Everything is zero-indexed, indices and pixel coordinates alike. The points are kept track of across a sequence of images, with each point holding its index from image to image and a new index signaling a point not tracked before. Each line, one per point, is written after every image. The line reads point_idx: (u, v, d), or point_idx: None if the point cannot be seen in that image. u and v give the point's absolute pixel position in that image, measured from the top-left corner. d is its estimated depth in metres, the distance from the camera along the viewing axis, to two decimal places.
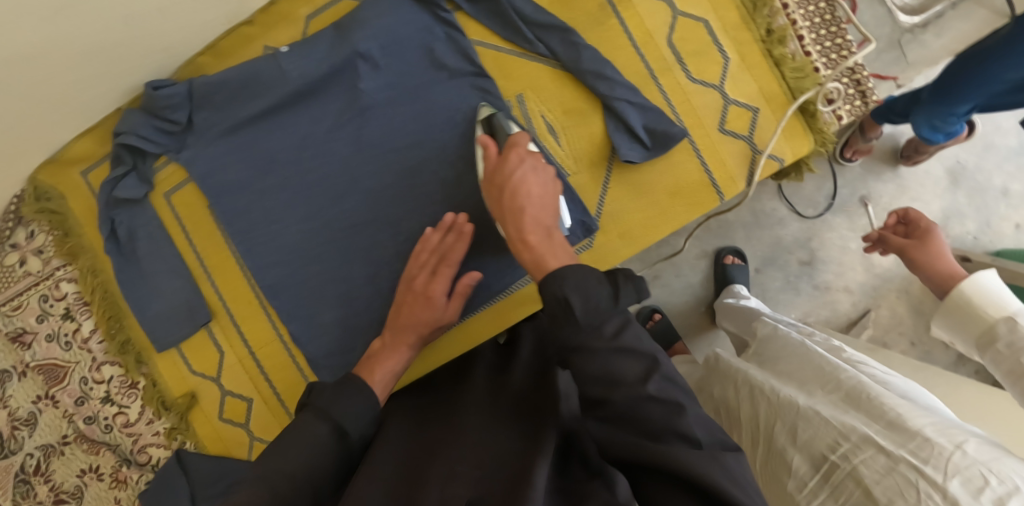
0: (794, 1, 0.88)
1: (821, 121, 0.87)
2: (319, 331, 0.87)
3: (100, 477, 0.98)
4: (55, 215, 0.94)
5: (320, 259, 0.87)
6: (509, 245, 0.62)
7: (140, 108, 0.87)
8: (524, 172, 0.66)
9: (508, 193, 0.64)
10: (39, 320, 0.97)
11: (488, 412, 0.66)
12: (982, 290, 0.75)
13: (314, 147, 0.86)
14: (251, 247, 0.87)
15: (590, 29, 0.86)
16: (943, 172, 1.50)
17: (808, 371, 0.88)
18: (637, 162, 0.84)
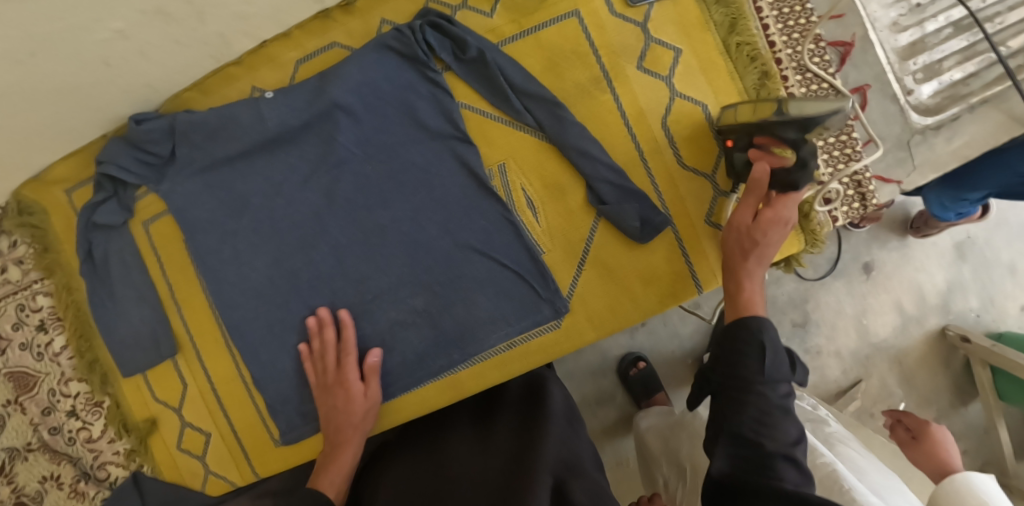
0: (801, 92, 0.84)
1: (815, 221, 0.82)
2: (277, 376, 0.88)
3: (60, 486, 1.00)
4: (37, 230, 0.94)
5: (285, 303, 0.87)
6: (729, 255, 0.76)
7: (122, 137, 0.87)
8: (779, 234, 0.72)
9: (759, 253, 0.73)
10: (14, 328, 0.98)
11: (482, 458, 0.68)
12: (970, 485, 0.70)
13: (288, 194, 0.86)
14: (218, 286, 0.87)
15: (579, 102, 0.84)
16: (951, 246, 1.43)
17: None
18: (638, 239, 0.81)
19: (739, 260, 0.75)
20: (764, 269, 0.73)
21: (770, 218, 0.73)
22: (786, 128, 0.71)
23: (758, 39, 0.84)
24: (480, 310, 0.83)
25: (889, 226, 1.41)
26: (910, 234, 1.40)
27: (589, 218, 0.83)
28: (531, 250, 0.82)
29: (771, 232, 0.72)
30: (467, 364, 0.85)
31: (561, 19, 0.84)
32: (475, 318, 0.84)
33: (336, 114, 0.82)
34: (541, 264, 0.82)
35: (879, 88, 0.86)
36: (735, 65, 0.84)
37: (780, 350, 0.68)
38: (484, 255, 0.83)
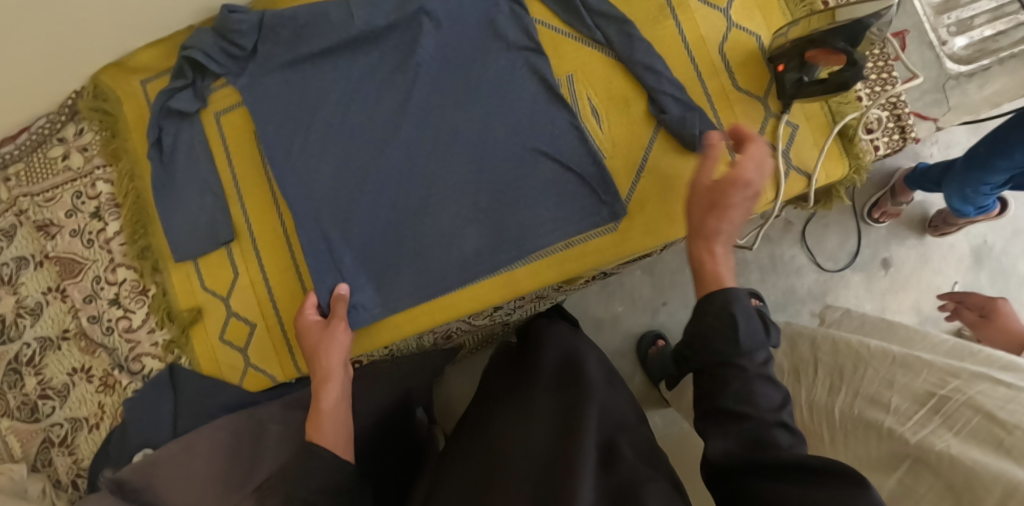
0: None
1: (859, 147, 0.87)
2: (331, 266, 0.88)
3: (89, 379, 0.99)
4: (107, 116, 0.97)
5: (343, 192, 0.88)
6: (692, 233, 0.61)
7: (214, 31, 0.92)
8: (745, 195, 0.59)
9: (719, 214, 0.59)
10: (67, 215, 1.00)
11: (530, 401, 0.74)
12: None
13: (364, 92, 0.90)
14: (283, 174, 0.90)
15: (647, 27, 0.90)
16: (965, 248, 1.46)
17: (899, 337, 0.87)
18: (699, 152, 0.86)
19: (699, 220, 0.61)
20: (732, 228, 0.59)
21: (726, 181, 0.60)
22: (835, 35, 0.74)
23: None
24: (537, 209, 0.86)
25: (906, 224, 1.47)
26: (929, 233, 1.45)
27: (648, 131, 0.88)
28: (593, 151, 0.86)
29: (729, 193, 0.59)
30: (524, 260, 0.87)
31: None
32: (533, 218, 0.87)
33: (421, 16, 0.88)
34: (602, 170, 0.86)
35: (917, 35, 0.92)
36: (788, 3, 0.90)
37: (753, 312, 0.52)
38: (547, 157, 0.87)
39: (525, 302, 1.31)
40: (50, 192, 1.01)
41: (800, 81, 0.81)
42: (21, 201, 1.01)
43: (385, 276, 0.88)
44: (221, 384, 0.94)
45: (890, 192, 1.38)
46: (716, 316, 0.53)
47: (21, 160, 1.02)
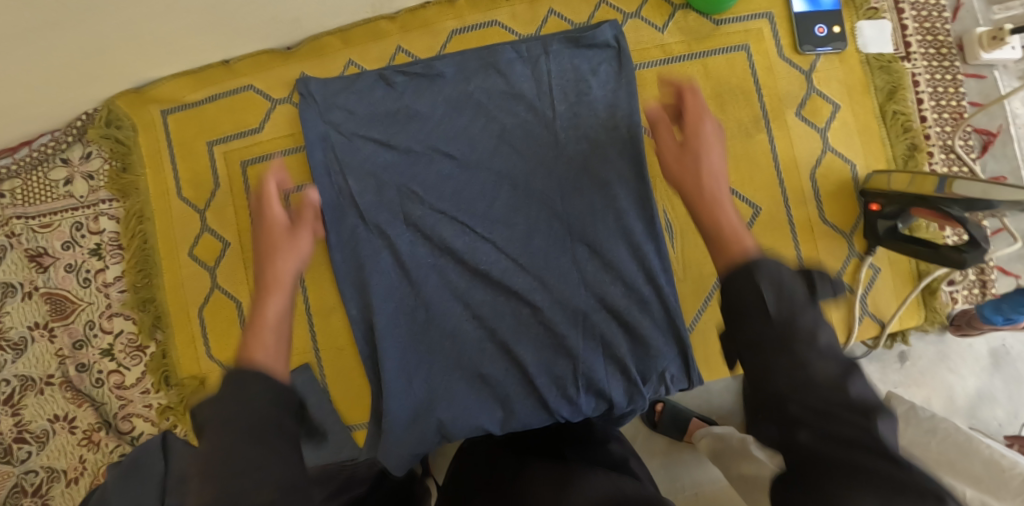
0: (940, 161, 0.81)
1: (939, 300, 0.81)
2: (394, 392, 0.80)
3: (73, 429, 0.91)
4: (119, 146, 0.87)
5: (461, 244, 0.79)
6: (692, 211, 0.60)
7: (419, 290, 0.80)
8: (710, 134, 0.62)
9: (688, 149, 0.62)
10: (64, 247, 0.90)
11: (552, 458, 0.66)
12: None
13: (412, 175, 0.81)
14: (331, 246, 0.81)
15: (735, 136, 0.80)
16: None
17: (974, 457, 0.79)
18: None
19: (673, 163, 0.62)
20: (721, 172, 0.61)
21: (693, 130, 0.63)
22: (953, 205, 0.66)
23: (915, 112, 0.81)
24: (573, 334, 0.78)
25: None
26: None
27: None
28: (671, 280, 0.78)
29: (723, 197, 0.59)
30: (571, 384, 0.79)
31: (751, 18, 0.81)
32: (565, 344, 0.78)
33: (497, 77, 0.82)
34: (645, 293, 0.79)
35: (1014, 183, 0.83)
36: (888, 132, 0.80)
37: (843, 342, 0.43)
38: (594, 258, 0.79)
39: None
40: (47, 218, 0.91)
41: (893, 230, 0.76)
42: (14, 223, 0.91)
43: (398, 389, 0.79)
44: None
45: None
46: None
47: (17, 178, 0.91)
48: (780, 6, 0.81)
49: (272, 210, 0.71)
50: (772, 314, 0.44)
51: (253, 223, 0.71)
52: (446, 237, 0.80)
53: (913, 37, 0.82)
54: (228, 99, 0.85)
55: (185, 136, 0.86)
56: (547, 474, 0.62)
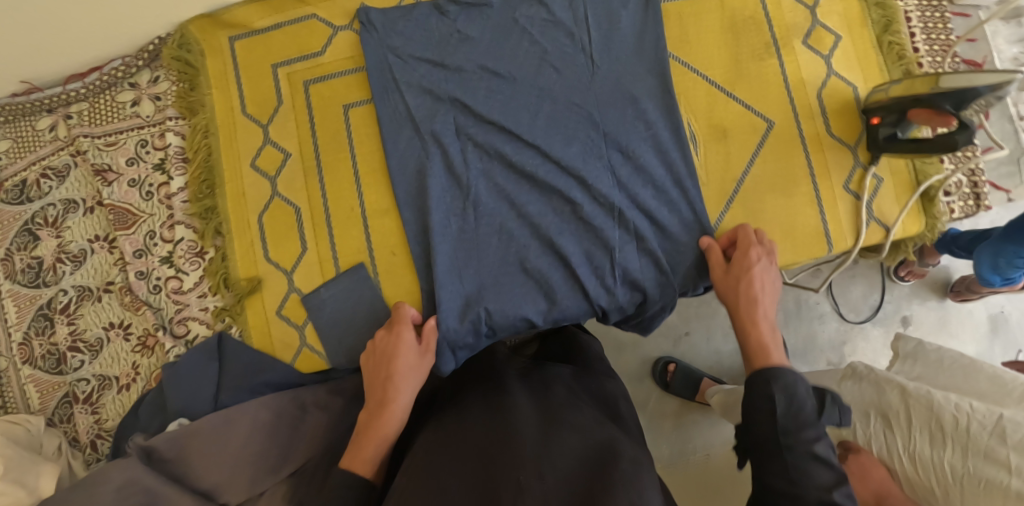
0: None
1: (938, 208, 0.89)
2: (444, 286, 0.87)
3: (127, 336, 0.95)
4: (188, 67, 0.95)
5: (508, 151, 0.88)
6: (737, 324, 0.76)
7: (469, 191, 0.88)
8: (761, 269, 0.78)
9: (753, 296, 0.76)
10: (128, 163, 0.96)
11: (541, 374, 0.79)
12: None
13: (463, 90, 0.89)
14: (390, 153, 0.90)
15: (750, 61, 0.90)
16: (986, 317, 1.33)
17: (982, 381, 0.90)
18: None
19: (731, 283, 0.79)
20: (769, 318, 0.74)
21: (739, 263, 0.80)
22: (944, 100, 0.75)
23: (908, 41, 0.91)
24: (610, 227, 0.86)
25: (928, 286, 1.35)
26: (950, 297, 1.34)
27: (742, 163, 0.89)
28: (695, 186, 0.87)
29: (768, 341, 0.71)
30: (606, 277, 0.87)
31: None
32: (602, 239, 0.87)
33: (538, 7, 0.92)
34: (673, 196, 0.88)
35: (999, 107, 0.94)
36: (885, 59, 0.91)
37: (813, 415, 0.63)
38: (627, 164, 0.88)
39: None
40: (112, 136, 0.97)
41: (893, 137, 0.85)
42: (80, 142, 0.97)
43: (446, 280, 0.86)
44: (271, 360, 0.90)
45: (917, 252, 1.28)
46: None
47: (85, 100, 0.98)
48: None
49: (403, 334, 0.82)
50: (781, 419, 0.64)
51: (376, 335, 0.83)
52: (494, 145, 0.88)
53: None
54: (292, 25, 0.94)
55: (251, 59, 0.94)
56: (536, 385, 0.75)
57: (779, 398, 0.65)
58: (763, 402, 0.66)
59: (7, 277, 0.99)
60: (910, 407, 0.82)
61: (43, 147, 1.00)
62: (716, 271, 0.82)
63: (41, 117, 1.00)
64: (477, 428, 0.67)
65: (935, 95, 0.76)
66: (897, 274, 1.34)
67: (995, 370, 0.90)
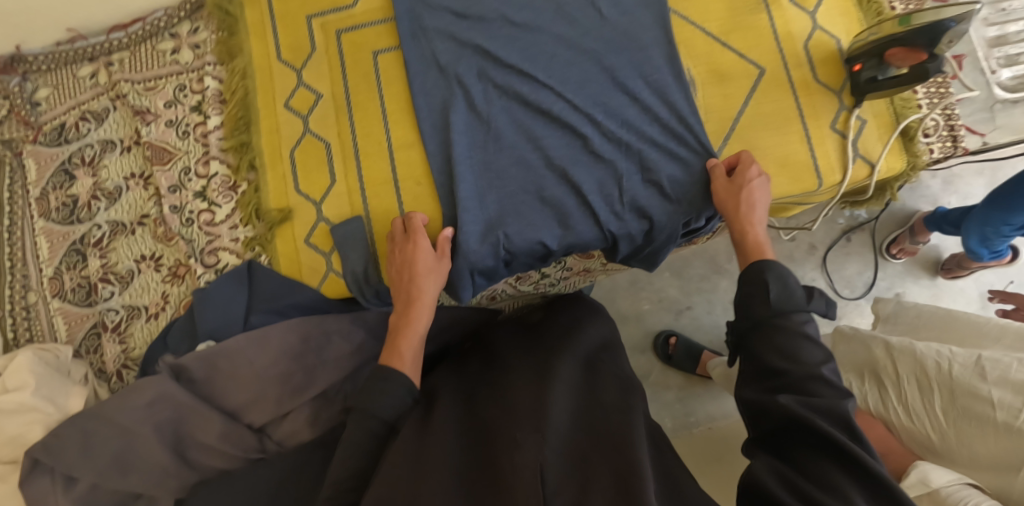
0: None
1: (917, 147, 0.98)
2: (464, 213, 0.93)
3: (158, 268, 0.99)
4: (228, 17, 1.02)
5: (527, 90, 0.95)
6: (733, 230, 0.83)
7: (492, 126, 0.95)
8: (757, 183, 0.86)
9: (748, 207, 0.84)
10: (166, 105, 1.02)
11: (540, 353, 0.87)
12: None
13: (486, 35, 0.96)
14: (418, 92, 0.97)
15: (745, 14, 1.00)
16: (977, 295, 1.41)
17: (960, 328, 0.99)
18: None
19: (729, 196, 0.86)
20: (763, 222, 0.83)
21: (740, 175, 0.87)
22: (918, 38, 0.85)
23: (885, 0, 1.02)
24: (622, 159, 0.93)
25: (920, 263, 1.44)
26: (940, 274, 1.42)
27: (740, 102, 0.97)
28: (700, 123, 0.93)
29: (760, 243, 0.79)
30: (618, 206, 0.93)
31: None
32: (614, 169, 0.93)
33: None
34: (679, 131, 0.94)
35: (971, 60, 1.03)
36: (865, 16, 1.01)
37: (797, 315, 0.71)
38: (635, 103, 0.95)
39: (572, 272, 1.29)
40: (152, 81, 1.03)
41: (874, 79, 0.93)
42: (121, 86, 1.03)
43: (469, 206, 0.92)
44: (299, 285, 0.95)
45: (908, 230, 1.37)
46: (827, 418, 0.62)
47: (127, 48, 1.05)
48: None
49: (421, 243, 0.88)
50: (777, 302, 0.72)
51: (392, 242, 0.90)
52: (514, 85, 0.95)
53: None
54: None
55: (288, 10, 1.02)
56: (532, 364, 0.83)
57: (772, 285, 0.73)
58: (760, 291, 0.74)
59: (42, 215, 1.03)
60: (898, 361, 0.91)
61: (83, 92, 1.06)
62: (716, 185, 0.88)
63: (83, 64, 1.06)
64: (483, 413, 0.76)
65: (908, 34, 0.86)
66: (889, 252, 1.43)
67: (970, 318, 0.99)
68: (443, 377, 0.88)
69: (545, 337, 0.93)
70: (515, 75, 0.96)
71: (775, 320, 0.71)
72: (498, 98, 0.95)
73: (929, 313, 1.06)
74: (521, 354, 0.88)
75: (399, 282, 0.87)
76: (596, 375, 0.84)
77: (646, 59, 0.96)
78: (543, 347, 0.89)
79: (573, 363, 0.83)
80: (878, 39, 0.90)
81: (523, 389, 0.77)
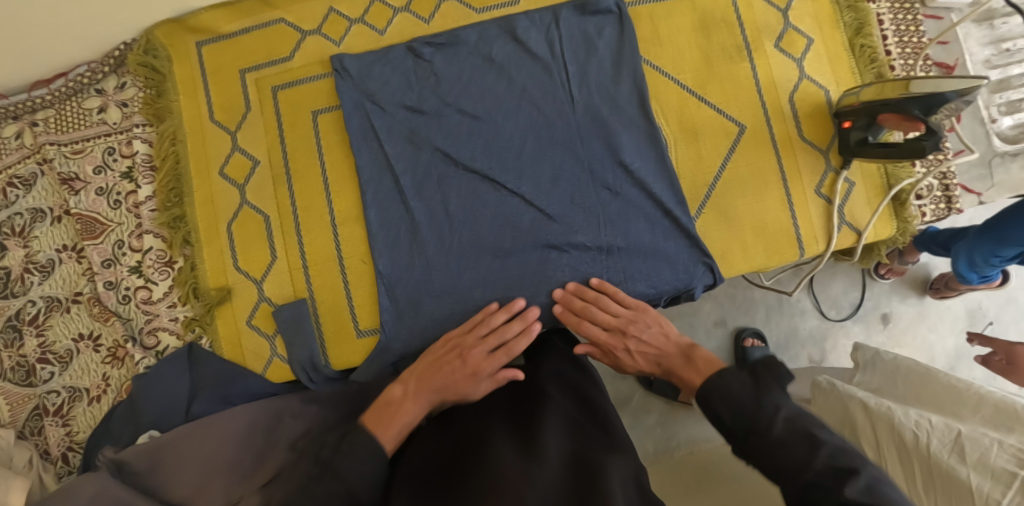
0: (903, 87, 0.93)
1: (909, 211, 0.90)
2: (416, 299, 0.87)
3: (97, 348, 0.94)
4: (155, 73, 0.93)
5: (484, 163, 0.88)
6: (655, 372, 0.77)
7: (449, 203, 0.88)
8: (606, 314, 0.82)
9: (619, 348, 0.80)
10: (95, 171, 0.95)
11: (519, 415, 0.70)
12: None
13: (440, 101, 0.89)
14: (363, 160, 0.88)
15: (722, 63, 0.90)
16: (964, 312, 1.20)
17: (937, 388, 0.82)
18: None
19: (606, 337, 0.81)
20: (648, 339, 0.79)
21: (583, 312, 0.83)
22: (913, 106, 0.75)
23: (880, 44, 0.92)
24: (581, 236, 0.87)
25: (908, 282, 1.21)
26: (930, 294, 1.20)
27: (716, 165, 0.89)
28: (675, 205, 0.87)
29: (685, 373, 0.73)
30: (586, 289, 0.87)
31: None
32: (573, 250, 0.88)
33: (512, 44, 0.90)
34: (648, 204, 0.88)
35: (971, 110, 0.95)
36: (858, 62, 0.92)
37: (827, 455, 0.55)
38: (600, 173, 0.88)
39: None
40: (79, 144, 0.96)
41: (864, 141, 0.85)
42: (46, 149, 0.95)
43: (416, 287, 0.87)
44: (241, 371, 0.89)
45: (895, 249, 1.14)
46: None
47: (52, 106, 0.96)
48: None
49: (503, 319, 0.81)
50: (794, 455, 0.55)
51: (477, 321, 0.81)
52: (473, 160, 0.88)
53: None
54: (260, 30, 0.92)
55: (219, 65, 0.93)
56: (512, 434, 0.66)
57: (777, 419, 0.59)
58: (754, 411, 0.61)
59: None
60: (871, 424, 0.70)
61: (8, 154, 0.96)
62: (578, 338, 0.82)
63: (5, 123, 0.97)
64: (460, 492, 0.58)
65: (906, 103, 0.76)
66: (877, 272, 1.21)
67: (948, 381, 0.81)
68: (416, 458, 0.69)
69: (519, 388, 0.76)
70: (474, 150, 0.88)
71: (776, 472, 0.57)
72: (455, 174, 0.88)
73: (908, 368, 0.89)
74: (499, 415, 0.71)
75: (429, 379, 0.75)
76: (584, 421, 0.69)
77: (610, 129, 0.89)
78: (520, 406, 0.72)
79: (541, 395, 0.73)
80: (874, 101, 0.81)
81: (512, 461, 0.60)
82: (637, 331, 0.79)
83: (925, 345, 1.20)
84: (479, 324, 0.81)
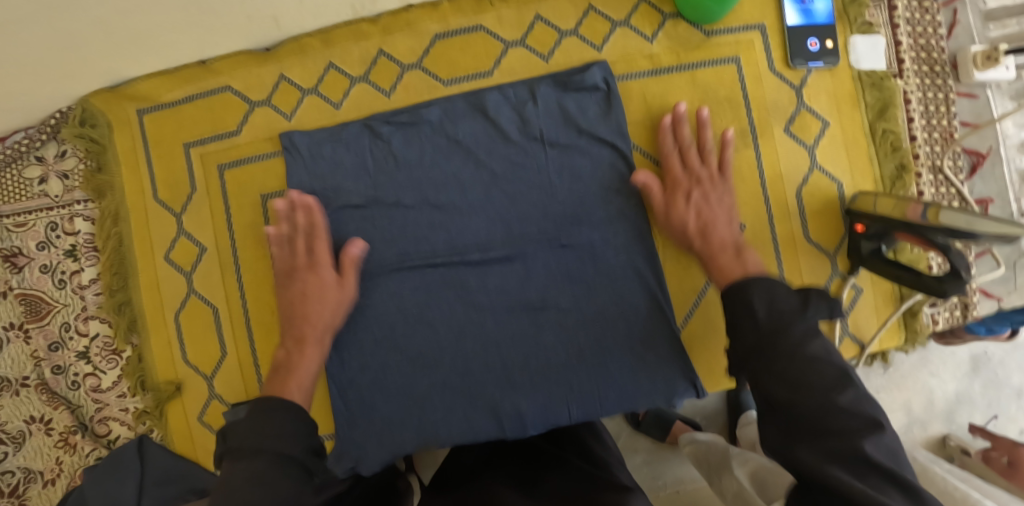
0: (927, 179, 0.82)
1: (920, 322, 0.81)
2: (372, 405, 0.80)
3: (49, 431, 0.87)
4: (94, 145, 0.85)
5: (448, 258, 0.80)
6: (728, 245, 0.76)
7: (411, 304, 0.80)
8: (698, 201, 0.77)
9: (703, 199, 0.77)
10: (39, 247, 0.88)
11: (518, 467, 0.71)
12: None
13: (402, 187, 0.80)
14: None
15: (722, 150, 0.80)
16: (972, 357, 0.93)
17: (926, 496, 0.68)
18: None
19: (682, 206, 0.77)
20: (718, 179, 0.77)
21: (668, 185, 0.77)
22: (936, 235, 0.65)
23: (904, 129, 0.81)
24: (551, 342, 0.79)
25: None
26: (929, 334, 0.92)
27: (706, 270, 0.80)
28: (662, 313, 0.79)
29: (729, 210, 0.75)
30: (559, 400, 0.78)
31: (743, 30, 0.80)
32: (543, 358, 0.79)
33: (482, 123, 0.80)
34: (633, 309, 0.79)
35: (1000, 205, 0.84)
36: (878, 150, 0.80)
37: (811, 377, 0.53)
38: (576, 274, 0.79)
39: None
40: (20, 217, 0.88)
41: (877, 251, 0.75)
42: None
43: (372, 393, 0.80)
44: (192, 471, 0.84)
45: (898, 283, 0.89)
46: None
47: None
48: (773, 17, 0.81)
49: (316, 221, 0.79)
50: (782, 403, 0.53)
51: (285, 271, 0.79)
52: (437, 255, 0.80)
53: (907, 53, 0.82)
54: (206, 98, 0.83)
55: (161, 137, 0.84)
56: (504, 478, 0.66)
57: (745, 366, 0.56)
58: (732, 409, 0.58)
59: None
60: None
61: None
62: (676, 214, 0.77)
63: None
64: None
65: (929, 232, 0.66)
66: None
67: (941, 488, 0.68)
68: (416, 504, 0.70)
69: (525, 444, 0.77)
70: (440, 245, 0.80)
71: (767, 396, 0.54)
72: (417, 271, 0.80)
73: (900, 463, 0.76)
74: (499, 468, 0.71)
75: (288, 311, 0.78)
76: (580, 477, 0.63)
77: (590, 226, 0.79)
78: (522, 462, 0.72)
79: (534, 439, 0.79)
80: (893, 217, 0.71)
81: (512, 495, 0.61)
82: (709, 188, 0.77)
83: (923, 392, 0.93)
84: (315, 235, 0.79)
